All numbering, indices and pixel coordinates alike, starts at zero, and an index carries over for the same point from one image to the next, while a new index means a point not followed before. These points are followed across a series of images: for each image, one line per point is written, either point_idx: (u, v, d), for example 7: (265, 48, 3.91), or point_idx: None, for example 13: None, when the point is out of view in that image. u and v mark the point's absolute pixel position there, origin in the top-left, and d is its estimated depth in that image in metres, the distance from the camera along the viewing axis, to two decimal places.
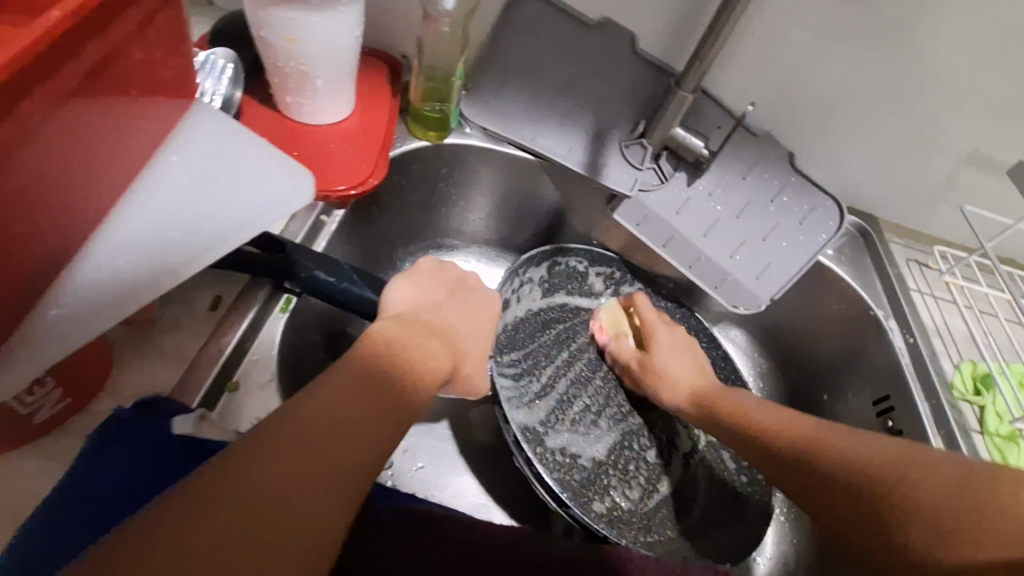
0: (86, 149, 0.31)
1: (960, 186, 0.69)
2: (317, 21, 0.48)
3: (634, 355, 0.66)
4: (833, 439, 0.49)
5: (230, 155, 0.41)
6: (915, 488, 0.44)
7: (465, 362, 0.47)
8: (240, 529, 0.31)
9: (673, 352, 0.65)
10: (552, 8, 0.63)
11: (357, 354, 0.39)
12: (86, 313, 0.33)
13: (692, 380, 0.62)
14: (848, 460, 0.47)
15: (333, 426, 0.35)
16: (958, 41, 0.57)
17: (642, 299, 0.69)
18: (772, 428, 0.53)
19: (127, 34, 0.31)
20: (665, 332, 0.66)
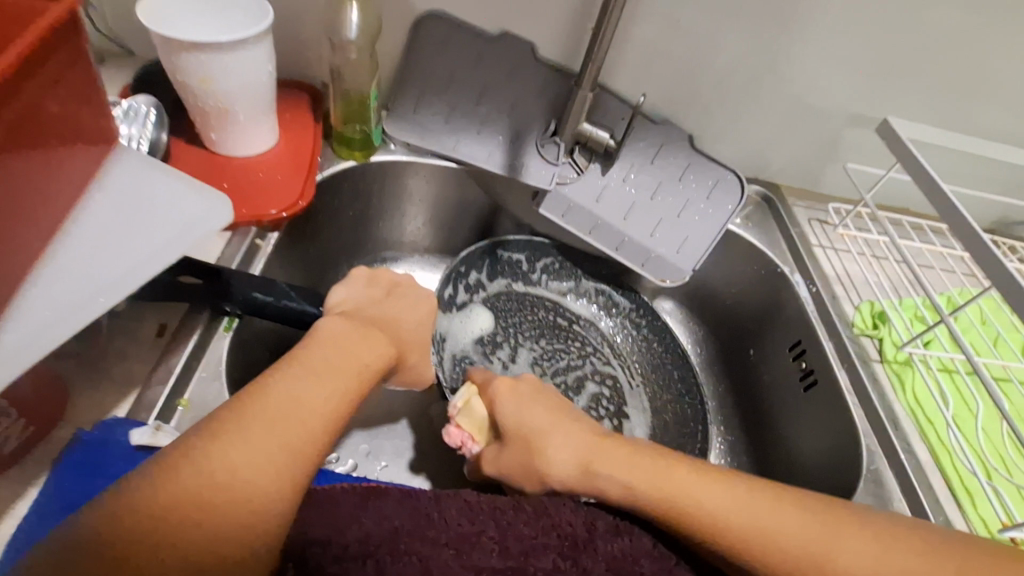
0: (19, 192, 0.34)
1: (843, 146, 0.77)
2: (228, 61, 0.52)
3: (491, 453, 0.51)
4: (757, 527, 0.41)
5: (156, 188, 0.45)
6: (775, 544, 0.40)
7: (408, 352, 0.51)
8: (201, 495, 0.34)
9: (632, 473, 0.45)
10: (455, 25, 0.68)
11: (314, 342, 0.44)
12: (39, 333, 0.36)
13: (655, 485, 0.44)
14: (694, 524, 0.42)
15: (281, 415, 0.38)
16: (807, 21, 0.65)
17: (614, 468, 0.45)
18: (650, 478, 0.44)
19: (42, 89, 0.34)
20: (541, 432, 0.49)
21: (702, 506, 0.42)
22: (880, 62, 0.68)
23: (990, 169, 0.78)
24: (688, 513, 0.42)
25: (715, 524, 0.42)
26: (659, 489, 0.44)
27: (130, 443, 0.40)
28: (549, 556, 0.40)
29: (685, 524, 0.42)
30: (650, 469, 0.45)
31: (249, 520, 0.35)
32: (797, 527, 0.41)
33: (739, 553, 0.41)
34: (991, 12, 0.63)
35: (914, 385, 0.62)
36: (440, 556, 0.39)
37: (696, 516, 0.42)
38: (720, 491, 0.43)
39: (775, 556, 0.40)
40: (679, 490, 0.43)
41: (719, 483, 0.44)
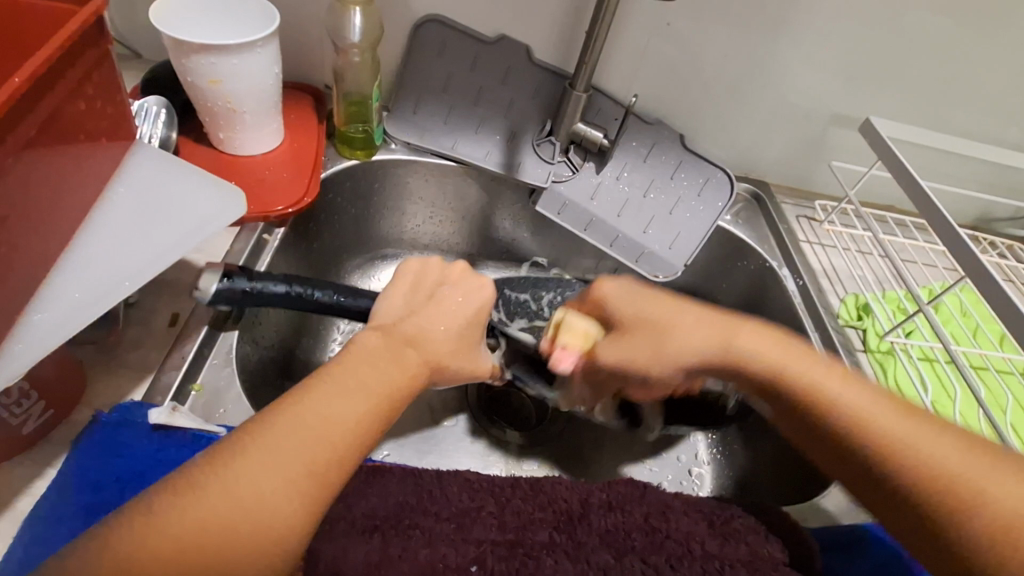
0: (48, 184, 0.36)
1: (828, 145, 0.80)
2: (237, 62, 0.55)
3: (613, 348, 0.55)
4: (898, 430, 0.43)
5: (172, 183, 0.47)
6: (911, 450, 0.42)
7: (440, 357, 0.47)
8: (209, 526, 0.33)
9: (777, 347, 0.49)
10: (454, 29, 0.70)
11: (341, 361, 0.42)
12: (65, 317, 0.38)
13: (798, 362, 0.48)
14: (828, 402, 0.45)
15: (308, 441, 0.37)
16: (791, 25, 0.68)
17: (756, 341, 0.50)
18: (788, 364, 0.48)
19: (70, 89, 0.37)
20: (676, 322, 0.53)
21: (840, 402, 0.45)
22: (861, 64, 0.71)
23: (968, 167, 0.81)
24: (832, 396, 0.46)
25: (850, 409, 0.45)
26: (801, 372, 0.48)
27: (148, 424, 0.43)
28: (546, 530, 0.42)
29: (823, 407, 0.46)
30: (790, 356, 0.49)
31: (265, 546, 0.34)
32: (930, 436, 0.42)
33: (872, 449, 0.43)
34: (964, 17, 0.66)
35: (896, 373, 0.64)
36: (442, 528, 0.41)
37: (828, 402, 0.45)
38: (863, 392, 0.45)
39: (929, 469, 0.41)
40: (819, 380, 0.47)
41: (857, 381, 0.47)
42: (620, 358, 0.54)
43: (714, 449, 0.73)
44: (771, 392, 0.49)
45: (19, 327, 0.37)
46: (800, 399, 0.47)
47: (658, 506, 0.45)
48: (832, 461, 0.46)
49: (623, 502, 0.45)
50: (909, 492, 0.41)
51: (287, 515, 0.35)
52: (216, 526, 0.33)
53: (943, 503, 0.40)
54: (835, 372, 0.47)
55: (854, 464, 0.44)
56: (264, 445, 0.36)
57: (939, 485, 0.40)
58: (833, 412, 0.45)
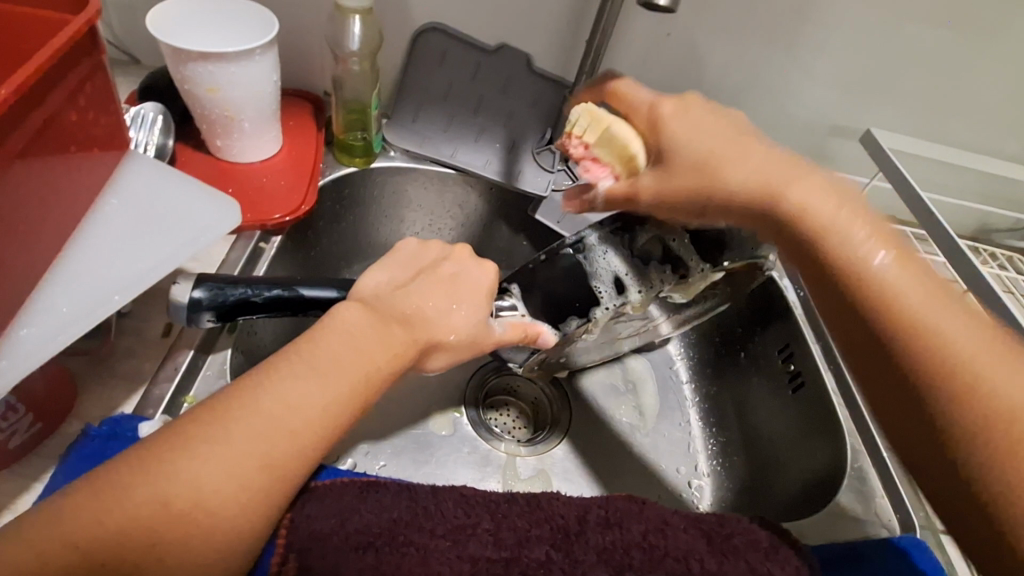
0: (38, 196, 0.36)
1: (829, 156, 0.80)
2: (235, 70, 0.54)
3: (648, 174, 0.48)
4: (930, 312, 0.38)
5: (167, 193, 0.47)
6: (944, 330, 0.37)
7: (439, 336, 0.47)
8: (156, 523, 0.32)
9: (829, 204, 0.43)
10: (454, 38, 0.70)
11: (323, 336, 0.41)
12: (52, 331, 0.37)
13: (845, 219, 0.42)
14: (853, 261, 0.41)
15: (265, 429, 0.36)
16: (792, 36, 0.67)
17: (806, 188, 0.43)
18: (830, 215, 0.42)
19: (63, 100, 0.36)
20: (725, 157, 0.46)
21: (872, 263, 0.40)
22: (863, 75, 0.71)
23: (967, 179, 0.81)
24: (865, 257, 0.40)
25: (879, 276, 0.40)
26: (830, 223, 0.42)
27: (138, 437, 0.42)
28: (542, 547, 0.41)
29: (845, 262, 0.41)
30: (850, 214, 0.42)
31: (220, 543, 0.34)
32: (973, 332, 0.37)
33: (882, 318, 0.39)
34: (965, 32, 0.66)
35: None
36: (438, 546, 0.40)
37: (856, 262, 0.41)
38: (905, 265, 0.40)
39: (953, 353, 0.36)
40: (853, 241, 0.41)
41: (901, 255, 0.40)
42: (659, 186, 0.48)
43: (714, 461, 0.72)
44: (793, 243, 0.44)
45: (7, 340, 0.36)
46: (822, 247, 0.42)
47: (656, 522, 0.44)
48: (845, 324, 0.41)
49: (621, 519, 0.44)
50: (930, 367, 0.36)
51: (233, 511, 0.34)
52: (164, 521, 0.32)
53: (957, 385, 0.35)
54: (890, 238, 0.41)
55: (864, 337, 0.40)
56: (214, 435, 0.35)
57: (962, 367, 0.36)
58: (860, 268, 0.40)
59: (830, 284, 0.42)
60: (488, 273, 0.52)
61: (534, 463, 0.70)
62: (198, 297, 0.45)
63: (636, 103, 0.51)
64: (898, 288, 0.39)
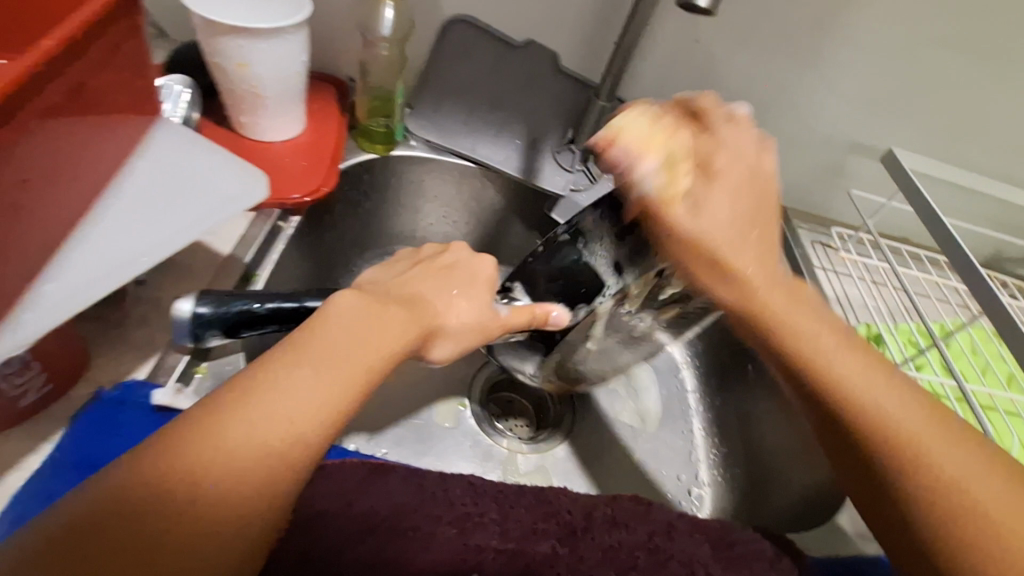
0: (70, 151, 0.36)
1: (848, 174, 0.80)
2: (265, 47, 0.54)
3: (688, 223, 0.47)
4: (894, 417, 0.42)
5: (193, 162, 0.46)
6: (917, 442, 0.41)
7: (443, 319, 0.47)
8: (166, 540, 0.31)
9: (796, 307, 0.47)
10: (483, 32, 0.70)
11: (323, 324, 0.40)
12: (74, 289, 0.37)
13: (813, 332, 0.46)
14: (830, 374, 0.44)
15: (274, 421, 0.35)
16: (820, 52, 0.67)
17: (781, 295, 0.47)
18: (798, 325, 0.46)
19: (100, 58, 0.36)
20: (731, 246, 0.47)
21: (841, 380, 0.44)
22: (888, 95, 0.71)
23: (983, 206, 0.81)
24: (838, 373, 0.44)
25: (845, 387, 0.44)
26: (798, 327, 0.46)
27: (150, 402, 0.43)
28: (549, 541, 0.41)
29: (819, 372, 0.45)
30: (815, 320, 0.46)
31: (241, 544, 0.33)
32: (922, 417, 0.43)
33: (856, 424, 0.43)
34: (994, 59, 0.66)
35: None
36: (444, 532, 0.40)
37: (829, 375, 0.44)
38: (874, 380, 0.44)
39: (921, 463, 0.41)
40: (825, 349, 0.45)
41: (865, 361, 0.45)
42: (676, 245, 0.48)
43: (715, 471, 0.71)
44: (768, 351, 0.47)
45: (29, 295, 0.36)
46: (796, 362, 0.46)
47: (663, 525, 0.44)
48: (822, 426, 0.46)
49: (628, 518, 0.44)
50: (899, 470, 0.41)
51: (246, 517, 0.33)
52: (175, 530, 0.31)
53: (925, 490, 0.40)
54: (851, 343, 0.46)
55: (837, 439, 0.45)
56: (221, 442, 0.33)
57: (929, 472, 0.40)
58: (834, 385, 0.44)
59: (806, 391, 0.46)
60: (487, 264, 0.53)
61: (535, 460, 0.70)
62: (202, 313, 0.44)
63: (704, 142, 0.48)
64: (866, 395, 0.43)
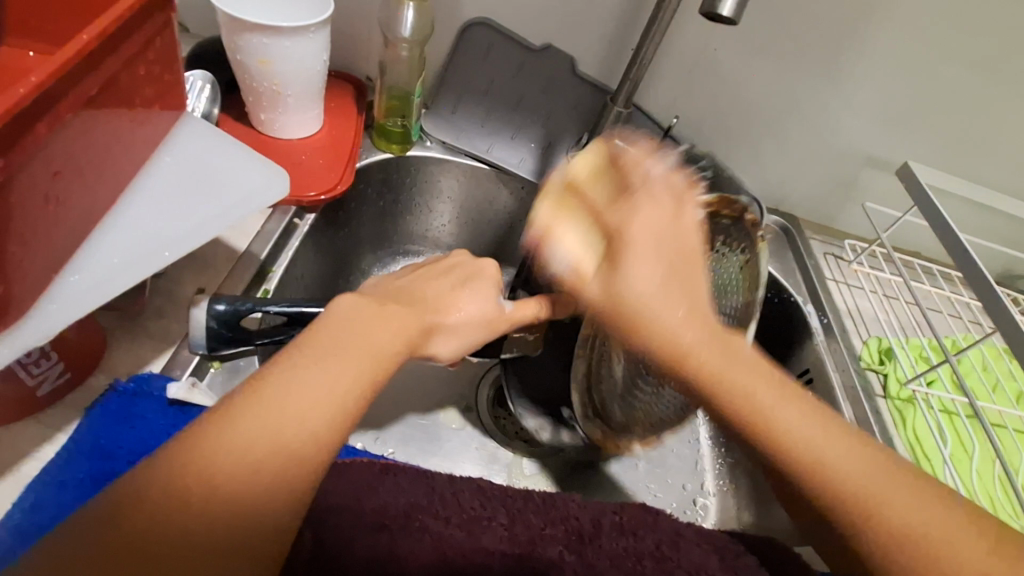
0: (103, 145, 0.36)
1: (863, 186, 0.79)
2: (289, 45, 0.55)
3: (595, 283, 0.43)
4: (859, 474, 0.38)
5: (218, 156, 0.47)
6: (876, 503, 0.37)
7: (444, 315, 0.46)
8: (174, 547, 0.30)
9: (736, 360, 0.40)
10: (501, 34, 0.70)
11: (323, 324, 0.39)
12: (101, 281, 0.38)
13: (756, 381, 0.40)
14: (779, 428, 0.39)
15: (272, 413, 0.34)
16: (838, 64, 0.67)
17: (725, 357, 0.40)
18: (744, 386, 0.39)
19: (134, 53, 0.37)
20: (655, 295, 0.41)
21: (791, 434, 0.39)
22: (907, 109, 0.70)
23: (997, 222, 0.81)
24: (784, 428, 0.39)
25: (792, 435, 0.39)
26: (750, 375, 0.40)
27: (165, 396, 0.43)
28: (556, 546, 0.41)
29: (767, 432, 0.39)
30: (756, 373, 0.40)
31: (252, 544, 0.31)
32: (864, 458, 0.38)
33: (810, 485, 0.38)
34: (1016, 75, 0.66)
35: (914, 423, 0.63)
36: (453, 535, 0.40)
37: (772, 433, 0.39)
38: (836, 430, 0.39)
39: (879, 518, 0.37)
40: (767, 404, 0.39)
41: (816, 411, 0.40)
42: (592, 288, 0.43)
43: (721, 481, 0.71)
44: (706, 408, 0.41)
45: (55, 286, 0.36)
46: (748, 429, 0.39)
47: (671, 533, 0.44)
48: (788, 491, 0.40)
49: (636, 526, 0.44)
50: (857, 521, 0.37)
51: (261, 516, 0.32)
52: (194, 542, 0.30)
53: (878, 541, 0.36)
54: (795, 398, 0.40)
55: (801, 501, 0.39)
56: (219, 444, 0.32)
57: (898, 529, 0.36)
58: (779, 442, 0.39)
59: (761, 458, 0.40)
60: (488, 263, 0.52)
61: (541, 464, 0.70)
62: (217, 310, 0.45)
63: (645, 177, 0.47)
64: (806, 441, 0.38)
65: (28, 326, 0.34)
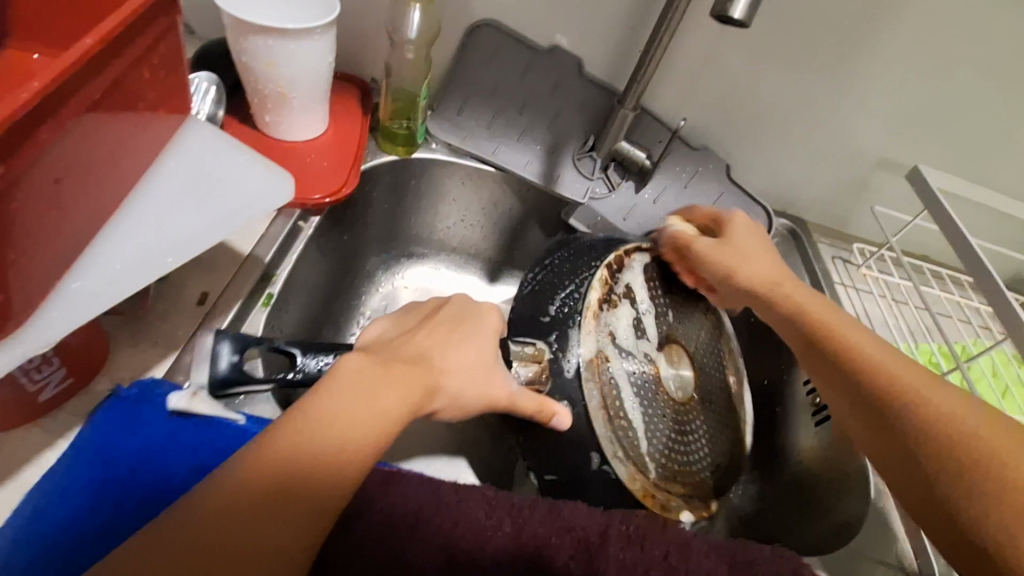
0: (106, 149, 0.36)
1: (872, 190, 0.79)
2: (295, 48, 0.54)
3: (706, 240, 0.61)
4: (953, 411, 0.45)
5: (223, 161, 0.47)
6: (973, 437, 0.44)
7: (446, 376, 0.44)
8: None
9: (827, 310, 0.55)
10: (508, 36, 0.70)
11: (326, 387, 0.40)
12: (105, 287, 0.37)
13: (851, 327, 0.53)
14: (872, 366, 0.49)
15: (266, 487, 0.35)
16: (847, 67, 0.66)
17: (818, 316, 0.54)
18: (837, 334, 0.52)
19: (139, 57, 0.36)
20: (784, 280, 0.58)
21: (898, 380, 0.48)
22: (917, 112, 0.69)
23: (1007, 226, 0.80)
24: (904, 378, 0.48)
25: (904, 386, 0.48)
26: (846, 343, 0.51)
27: (169, 409, 0.42)
28: (563, 557, 0.41)
29: (863, 365, 0.50)
30: (869, 339, 0.51)
31: None
32: (918, 375, 0.48)
33: (932, 427, 0.45)
34: None
35: None
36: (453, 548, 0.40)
37: (870, 366, 0.49)
38: (905, 366, 0.49)
39: (973, 447, 0.43)
40: (866, 350, 0.51)
41: (925, 378, 0.48)
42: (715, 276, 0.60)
43: None
44: (813, 358, 0.53)
45: (58, 292, 0.36)
46: (841, 362, 0.51)
47: (680, 541, 0.44)
48: (880, 436, 0.48)
49: (643, 536, 0.43)
50: (957, 454, 0.43)
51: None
52: None
53: (1000, 479, 0.42)
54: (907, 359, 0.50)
55: (899, 447, 0.46)
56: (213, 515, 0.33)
57: (989, 455, 0.43)
58: (884, 381, 0.48)
59: (852, 393, 0.49)
60: (491, 313, 0.50)
61: None
62: (223, 354, 0.45)
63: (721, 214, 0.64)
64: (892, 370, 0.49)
65: (30, 333, 0.34)
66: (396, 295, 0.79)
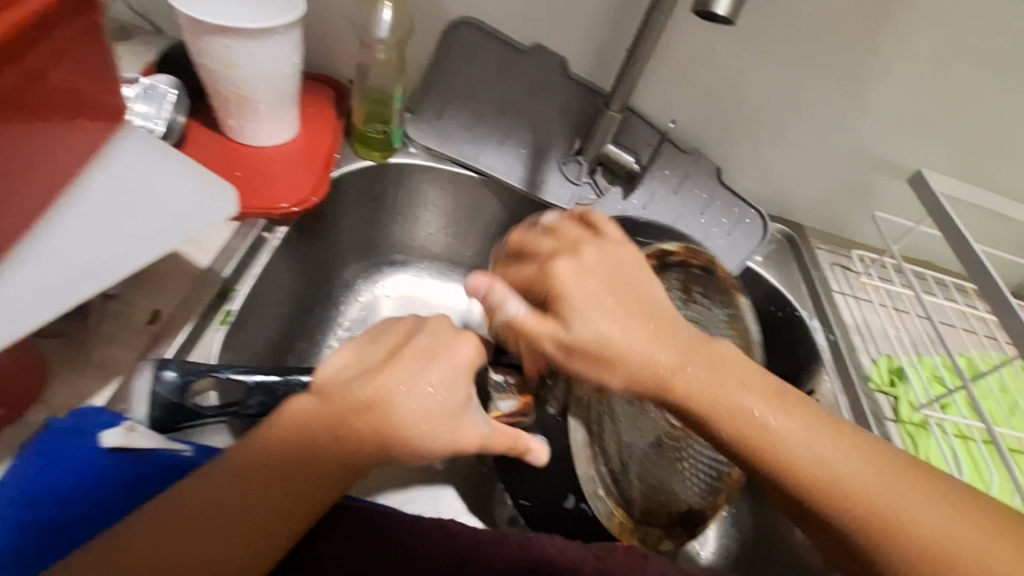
0: (11, 163, 0.34)
1: (873, 193, 0.75)
2: (253, 49, 0.51)
3: (552, 324, 0.40)
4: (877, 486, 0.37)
5: (155, 172, 0.44)
6: (905, 520, 0.36)
7: (396, 418, 0.37)
8: None
9: (718, 374, 0.40)
10: (487, 34, 0.66)
11: (273, 429, 0.37)
12: (12, 312, 0.34)
13: (749, 394, 0.39)
14: (786, 458, 0.38)
15: (188, 524, 0.34)
16: (841, 65, 0.63)
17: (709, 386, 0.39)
18: (732, 412, 0.39)
19: (45, 61, 0.34)
20: (635, 347, 0.39)
21: (810, 473, 0.37)
22: (917, 112, 0.66)
23: (1014, 230, 0.76)
24: (812, 462, 0.38)
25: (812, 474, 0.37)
26: (747, 423, 0.39)
27: (100, 446, 0.39)
28: None
29: (765, 454, 0.38)
30: (753, 393, 0.39)
31: None
32: (830, 444, 0.38)
33: (861, 519, 0.37)
34: None
35: (928, 451, 0.59)
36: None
37: (780, 462, 0.38)
38: (826, 433, 0.39)
39: (910, 536, 0.36)
40: (761, 425, 0.38)
41: (838, 438, 0.38)
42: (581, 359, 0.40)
43: None
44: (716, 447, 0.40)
45: None
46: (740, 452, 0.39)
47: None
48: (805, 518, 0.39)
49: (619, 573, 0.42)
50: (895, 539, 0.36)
51: None
52: None
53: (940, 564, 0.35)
54: (789, 406, 0.39)
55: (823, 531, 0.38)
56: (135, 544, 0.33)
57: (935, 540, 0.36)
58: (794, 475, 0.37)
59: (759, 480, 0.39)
60: (468, 345, 0.41)
61: None
62: (165, 378, 0.42)
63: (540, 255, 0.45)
64: (818, 459, 0.38)
65: None
66: (376, 305, 0.76)
